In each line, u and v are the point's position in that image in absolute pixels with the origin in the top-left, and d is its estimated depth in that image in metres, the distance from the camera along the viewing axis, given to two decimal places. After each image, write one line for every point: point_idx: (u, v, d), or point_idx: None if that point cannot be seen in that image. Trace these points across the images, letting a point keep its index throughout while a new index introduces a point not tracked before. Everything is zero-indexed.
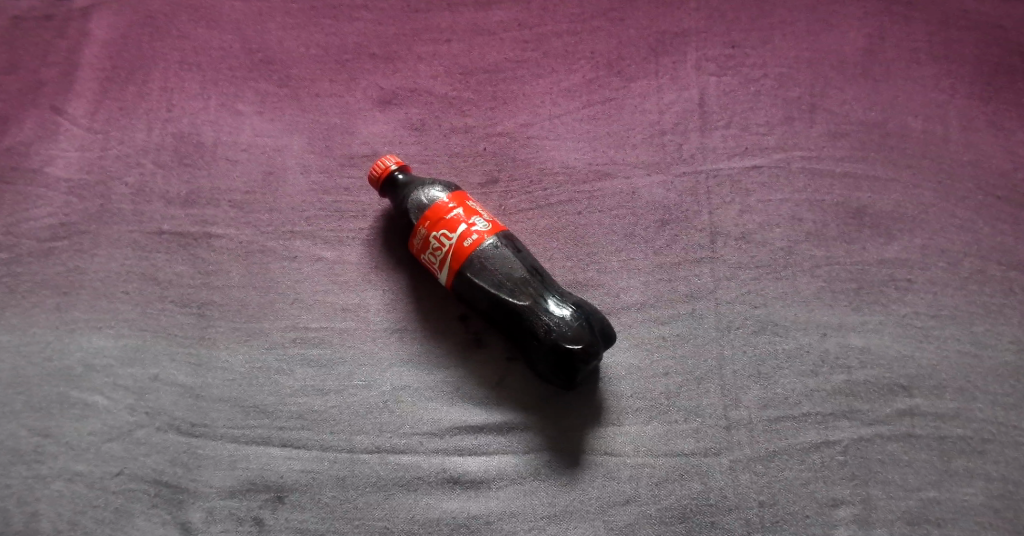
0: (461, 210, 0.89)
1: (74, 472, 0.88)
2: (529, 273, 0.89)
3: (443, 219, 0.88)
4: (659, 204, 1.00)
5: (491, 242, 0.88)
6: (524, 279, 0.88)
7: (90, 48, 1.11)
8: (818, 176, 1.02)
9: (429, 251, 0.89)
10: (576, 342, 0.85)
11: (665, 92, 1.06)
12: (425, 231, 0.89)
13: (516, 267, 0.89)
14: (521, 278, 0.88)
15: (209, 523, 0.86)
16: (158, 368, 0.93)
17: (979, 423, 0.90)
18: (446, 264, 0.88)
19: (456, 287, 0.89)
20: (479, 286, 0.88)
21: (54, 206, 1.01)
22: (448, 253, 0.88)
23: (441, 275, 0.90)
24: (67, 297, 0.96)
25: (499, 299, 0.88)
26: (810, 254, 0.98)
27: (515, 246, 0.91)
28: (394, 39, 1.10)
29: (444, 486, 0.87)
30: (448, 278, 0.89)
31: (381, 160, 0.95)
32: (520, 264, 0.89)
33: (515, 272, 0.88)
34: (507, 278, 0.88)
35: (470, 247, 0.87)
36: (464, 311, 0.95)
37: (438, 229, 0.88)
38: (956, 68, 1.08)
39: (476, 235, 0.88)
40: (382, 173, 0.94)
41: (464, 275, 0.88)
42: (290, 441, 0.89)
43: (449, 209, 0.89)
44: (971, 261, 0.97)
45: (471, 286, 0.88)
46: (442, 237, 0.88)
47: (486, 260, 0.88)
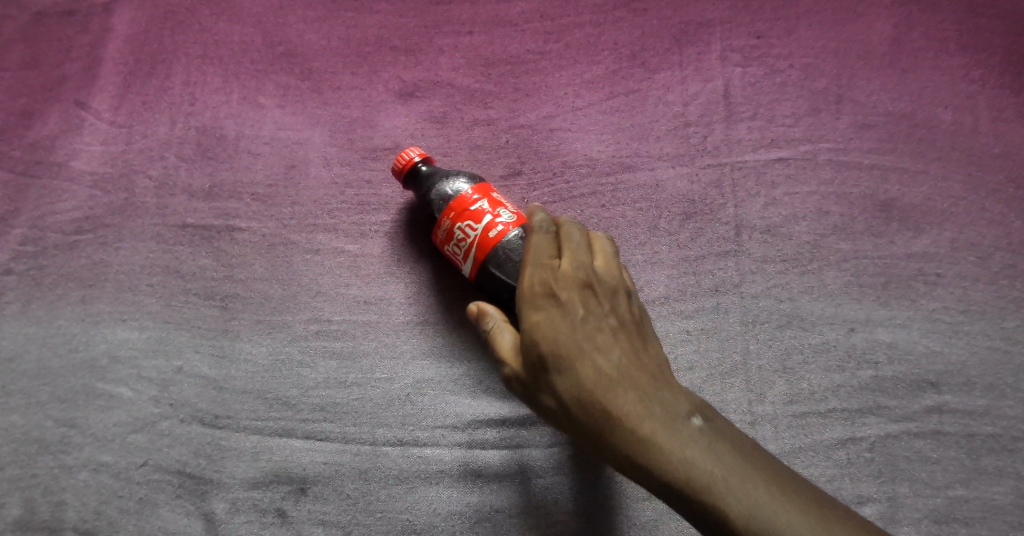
0: (486, 202, 0.88)
1: (99, 462, 0.89)
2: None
3: (468, 211, 0.87)
4: (683, 197, 0.99)
5: (514, 233, 0.86)
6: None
7: (112, 43, 1.12)
8: (845, 168, 1.00)
9: (453, 242, 0.89)
10: None
11: (689, 84, 1.05)
12: (449, 223, 0.88)
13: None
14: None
15: (233, 514, 0.86)
16: (182, 360, 0.93)
17: (1010, 421, 0.88)
18: (470, 256, 0.87)
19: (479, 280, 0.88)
20: (500, 278, 0.87)
21: (78, 199, 1.02)
22: (472, 245, 0.87)
23: (466, 267, 0.89)
24: (92, 290, 0.97)
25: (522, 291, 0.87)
26: (837, 247, 0.96)
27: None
28: (415, 31, 1.10)
29: (466, 480, 0.87)
30: (472, 270, 0.88)
31: (404, 151, 0.95)
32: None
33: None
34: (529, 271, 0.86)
35: (494, 239, 0.86)
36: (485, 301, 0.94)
37: (463, 221, 0.87)
38: (986, 58, 1.06)
39: (502, 226, 0.86)
40: (405, 165, 0.93)
41: (487, 267, 0.86)
42: (313, 433, 0.89)
43: (473, 201, 0.88)
44: (1001, 256, 0.95)
45: (493, 277, 0.87)
46: (466, 229, 0.87)
47: (510, 252, 0.86)
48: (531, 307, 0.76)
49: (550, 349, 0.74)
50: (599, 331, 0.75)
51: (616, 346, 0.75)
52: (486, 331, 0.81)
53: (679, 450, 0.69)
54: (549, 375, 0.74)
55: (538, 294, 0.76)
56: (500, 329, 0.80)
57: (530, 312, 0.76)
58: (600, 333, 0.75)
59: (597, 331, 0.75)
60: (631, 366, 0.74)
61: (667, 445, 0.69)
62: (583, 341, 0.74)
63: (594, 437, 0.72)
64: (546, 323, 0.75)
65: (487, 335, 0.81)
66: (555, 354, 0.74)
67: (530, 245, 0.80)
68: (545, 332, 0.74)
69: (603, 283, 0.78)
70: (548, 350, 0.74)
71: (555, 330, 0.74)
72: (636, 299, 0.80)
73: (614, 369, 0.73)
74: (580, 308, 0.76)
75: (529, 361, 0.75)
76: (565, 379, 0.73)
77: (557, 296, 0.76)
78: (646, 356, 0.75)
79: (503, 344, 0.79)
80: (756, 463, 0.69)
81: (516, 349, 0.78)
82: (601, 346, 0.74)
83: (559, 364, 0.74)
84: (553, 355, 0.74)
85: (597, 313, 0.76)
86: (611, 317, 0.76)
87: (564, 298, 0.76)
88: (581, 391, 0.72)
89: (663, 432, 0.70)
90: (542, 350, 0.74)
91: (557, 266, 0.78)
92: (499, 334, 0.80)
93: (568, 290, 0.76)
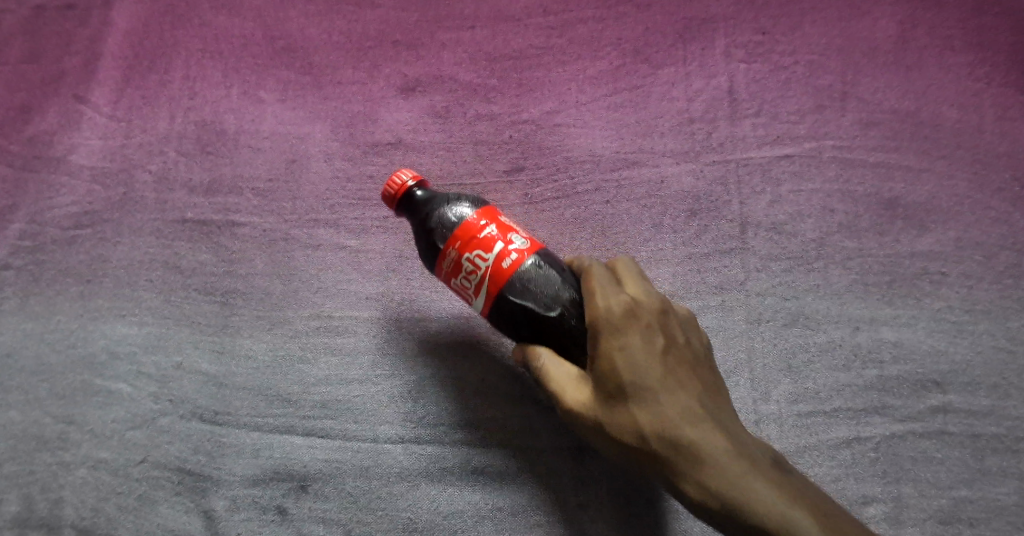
0: (494, 227, 0.79)
1: (98, 459, 0.88)
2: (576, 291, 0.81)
3: (478, 238, 0.78)
4: (687, 194, 0.98)
5: (530, 262, 0.79)
6: (571, 300, 0.80)
7: (112, 37, 1.11)
8: (850, 166, 1.00)
9: (462, 274, 0.79)
10: None
11: (693, 80, 1.04)
12: (456, 253, 0.79)
13: (561, 287, 0.80)
14: (569, 299, 0.80)
15: (233, 512, 0.85)
16: (181, 356, 0.92)
17: (1015, 421, 0.87)
18: (480, 288, 0.78)
19: (492, 312, 0.79)
20: (522, 307, 0.78)
21: (77, 194, 1.01)
22: (485, 276, 0.77)
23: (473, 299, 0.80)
24: (91, 285, 0.96)
25: (544, 323, 0.79)
26: (842, 246, 0.96)
27: (553, 263, 0.82)
28: (417, 25, 1.09)
29: (468, 478, 0.86)
30: (486, 303, 0.79)
31: (396, 175, 0.87)
32: (564, 284, 0.80)
33: (560, 291, 0.80)
34: (551, 299, 0.79)
35: (509, 268, 0.77)
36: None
37: (473, 250, 0.78)
38: (992, 55, 1.05)
39: (515, 254, 0.78)
40: (399, 192, 0.85)
41: (506, 298, 0.77)
42: (314, 430, 0.88)
43: (481, 227, 0.79)
44: (1006, 256, 0.95)
45: (512, 308, 0.78)
46: (476, 259, 0.78)
47: (529, 281, 0.78)
48: (608, 336, 0.75)
49: (629, 381, 0.73)
50: (673, 362, 0.75)
51: (688, 377, 0.75)
52: (543, 369, 0.78)
53: (761, 487, 0.69)
54: (626, 407, 0.73)
55: (612, 325, 0.75)
56: (560, 363, 0.77)
57: (607, 342, 0.75)
58: (674, 363, 0.75)
59: (671, 362, 0.75)
60: (704, 397, 0.74)
61: (749, 482, 0.69)
62: (660, 372, 0.74)
63: (672, 474, 0.71)
64: (623, 353, 0.74)
65: (545, 373, 0.77)
66: (634, 386, 0.73)
67: (593, 279, 0.79)
68: (623, 363, 0.74)
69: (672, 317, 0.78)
70: (628, 383, 0.73)
71: (632, 362, 0.74)
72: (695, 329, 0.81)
73: (690, 400, 0.73)
74: (655, 338, 0.75)
75: (603, 395, 0.74)
76: (644, 412, 0.73)
77: (632, 328, 0.75)
78: (711, 385, 0.76)
79: (565, 380, 0.77)
80: (830, 503, 0.70)
81: (584, 382, 0.76)
82: (675, 377, 0.74)
83: (639, 396, 0.73)
84: (632, 387, 0.73)
85: (669, 343, 0.76)
86: (682, 347, 0.77)
87: (640, 330, 0.75)
88: (661, 423, 0.72)
89: (746, 469, 0.70)
90: (621, 381, 0.73)
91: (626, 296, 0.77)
92: (558, 369, 0.77)
93: (642, 320, 0.76)
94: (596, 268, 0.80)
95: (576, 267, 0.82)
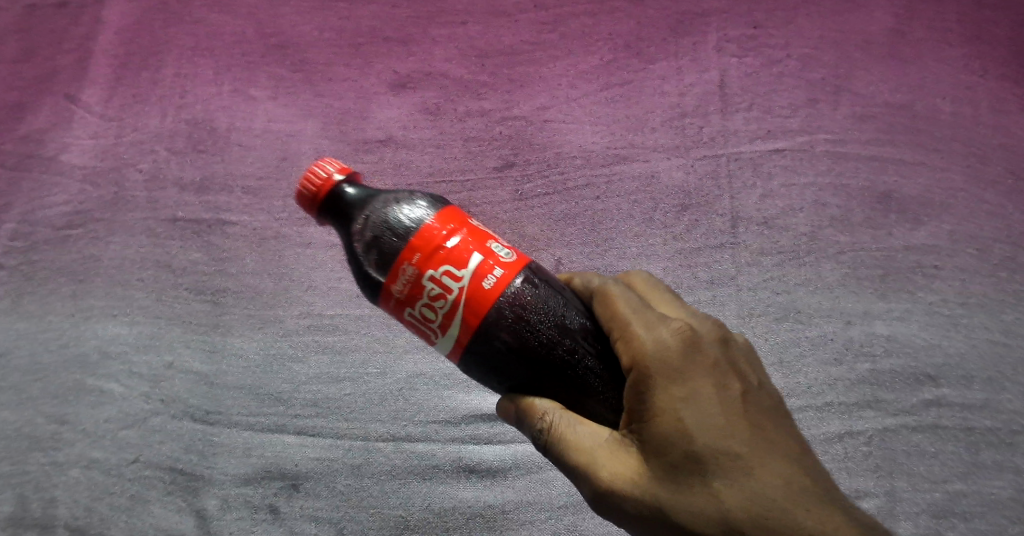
0: (462, 236, 0.58)
1: (91, 459, 0.88)
2: (586, 315, 0.62)
3: (444, 253, 0.57)
4: (679, 188, 0.98)
5: (519, 280, 0.58)
6: (581, 329, 0.61)
7: (103, 35, 1.10)
8: (843, 159, 0.99)
9: (423, 299, 0.57)
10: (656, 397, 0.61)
11: (685, 74, 1.04)
12: (414, 269, 0.57)
13: (564, 311, 0.61)
14: (577, 328, 0.61)
15: (224, 511, 0.85)
16: (173, 355, 0.92)
17: (1008, 415, 0.87)
18: (449, 322, 0.57)
19: (470, 355, 0.58)
20: (514, 340, 0.58)
21: (69, 193, 1.01)
22: (458, 300, 0.56)
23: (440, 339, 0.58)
24: (83, 284, 0.96)
25: (546, 363, 0.59)
26: (835, 240, 0.95)
27: (553, 283, 0.63)
28: (409, 21, 1.08)
29: (459, 475, 0.86)
30: (462, 336, 0.57)
31: (317, 166, 0.64)
32: (571, 307, 0.62)
33: (565, 318, 0.60)
34: (553, 329, 0.60)
35: (490, 288, 0.57)
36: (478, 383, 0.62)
37: (437, 269, 0.57)
38: (986, 48, 1.04)
39: (496, 270, 0.57)
40: (323, 191, 0.63)
41: (492, 334, 0.57)
42: (305, 429, 0.88)
43: (445, 236, 0.58)
44: (1000, 249, 0.95)
45: (501, 342, 0.57)
46: (443, 278, 0.57)
47: (521, 307, 0.58)
48: (659, 387, 0.56)
49: (699, 448, 0.54)
50: (750, 411, 0.57)
51: (772, 430, 0.57)
52: (557, 434, 0.58)
53: None
54: (697, 483, 0.54)
55: (665, 371, 0.56)
56: (579, 424, 0.58)
57: (659, 393, 0.56)
58: (753, 414, 0.57)
59: (748, 411, 0.57)
60: (795, 455, 0.56)
61: None
62: (738, 428, 0.55)
63: None
64: (685, 406, 0.55)
65: (559, 438, 0.58)
66: (706, 453, 0.54)
67: (624, 305, 0.60)
68: (688, 424, 0.55)
69: (734, 345, 0.60)
70: (698, 450, 0.54)
71: (699, 421, 0.55)
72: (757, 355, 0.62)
73: (780, 462, 0.56)
74: (724, 381, 0.57)
75: (665, 469, 0.55)
76: (724, 487, 0.54)
77: (691, 371, 0.57)
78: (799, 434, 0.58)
79: (591, 448, 0.57)
80: None
81: (626, 450, 0.56)
82: (756, 433, 0.56)
83: (715, 467, 0.54)
84: (704, 456, 0.54)
85: (742, 384, 0.58)
86: (756, 387, 0.58)
87: (702, 373, 0.57)
88: (748, 500, 0.54)
89: None
90: (687, 449, 0.55)
91: (676, 329, 0.58)
92: (579, 432, 0.57)
93: (702, 357, 0.57)
94: (618, 289, 0.61)
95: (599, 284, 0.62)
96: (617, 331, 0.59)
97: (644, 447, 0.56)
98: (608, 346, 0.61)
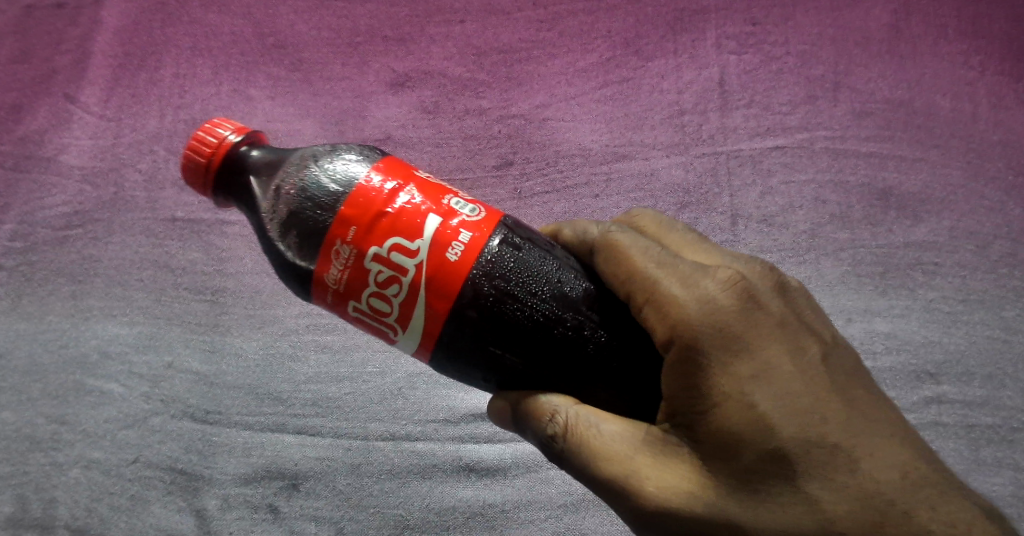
0: (406, 200, 0.54)
1: (91, 459, 0.88)
2: (587, 280, 0.58)
3: (387, 220, 0.53)
4: (678, 186, 0.98)
5: (496, 241, 0.54)
6: (582, 295, 0.56)
7: (101, 36, 1.09)
8: (842, 156, 0.99)
9: (377, 276, 0.53)
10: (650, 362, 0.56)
11: (684, 72, 1.04)
12: (361, 246, 0.53)
13: (554, 278, 0.56)
14: (579, 295, 0.56)
15: (224, 511, 0.85)
16: (172, 356, 0.92)
17: (1009, 411, 0.87)
18: (411, 303, 0.53)
19: (445, 338, 0.54)
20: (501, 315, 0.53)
21: (68, 194, 1.01)
22: (417, 272, 0.53)
23: (400, 324, 0.54)
24: (82, 285, 0.96)
25: (552, 341, 0.54)
26: (834, 237, 0.95)
27: (540, 244, 0.59)
28: (407, 21, 1.08)
29: (459, 474, 0.86)
30: (434, 312, 0.53)
31: (206, 129, 0.64)
32: (568, 273, 0.57)
33: (563, 286, 0.56)
34: (553, 300, 0.55)
35: (451, 254, 0.53)
36: (480, 376, 0.57)
37: (384, 242, 0.53)
38: (986, 44, 1.04)
39: (456, 231, 0.53)
40: (217, 153, 0.63)
41: (471, 309, 0.53)
42: (304, 428, 0.88)
43: (388, 204, 0.54)
44: (1000, 245, 0.95)
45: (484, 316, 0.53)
46: (395, 251, 0.53)
47: (503, 276, 0.54)
48: (718, 368, 0.50)
49: (780, 437, 0.49)
50: (821, 382, 0.51)
51: (849, 396, 0.52)
52: (579, 437, 0.52)
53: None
54: (785, 480, 0.49)
55: (720, 347, 0.50)
56: (605, 423, 0.52)
57: (718, 375, 0.50)
58: (825, 384, 0.51)
59: (820, 383, 0.51)
60: (881, 423, 0.51)
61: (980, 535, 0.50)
62: (817, 407, 0.50)
63: None
64: (751, 387, 0.50)
65: (582, 442, 0.52)
66: (788, 442, 0.49)
67: (656, 270, 0.53)
68: (762, 412, 0.49)
69: (782, 299, 0.54)
70: (779, 440, 0.49)
71: (772, 404, 0.50)
72: (812, 301, 0.57)
73: (872, 436, 0.51)
74: (786, 350, 0.51)
75: (744, 468, 0.49)
76: (814, 480, 0.49)
77: (748, 344, 0.51)
78: (878, 393, 0.53)
79: (622, 451, 0.51)
80: None
81: (668, 451, 0.51)
82: (836, 407, 0.51)
83: (803, 459, 0.49)
84: (788, 449, 0.49)
85: (805, 349, 0.52)
86: (819, 348, 0.53)
87: (762, 345, 0.51)
88: (844, 491, 0.49)
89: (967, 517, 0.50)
90: (766, 445, 0.49)
91: (720, 292, 0.52)
92: (611, 436, 0.52)
93: (756, 324, 0.51)
94: (638, 249, 0.55)
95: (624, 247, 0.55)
96: (653, 301, 0.53)
97: (711, 442, 0.50)
98: (613, 313, 0.57)
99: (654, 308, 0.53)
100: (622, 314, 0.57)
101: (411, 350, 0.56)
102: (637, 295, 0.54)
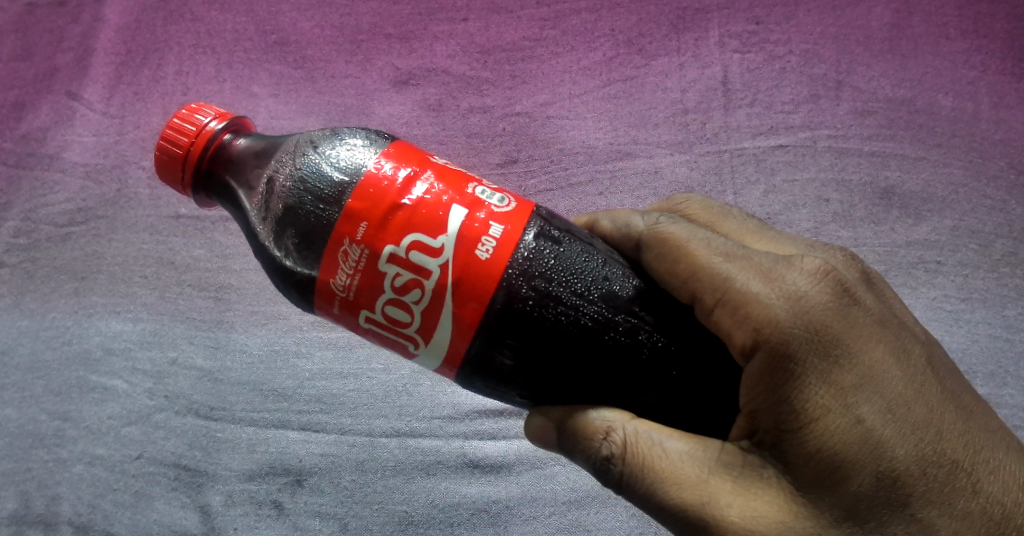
0: (426, 192, 0.54)
1: (94, 455, 0.88)
2: (635, 278, 0.58)
3: (403, 214, 0.53)
4: (682, 184, 0.98)
5: (531, 235, 0.54)
6: (632, 296, 0.56)
7: (104, 33, 1.09)
8: (846, 155, 0.99)
9: (393, 276, 0.53)
10: (683, 363, 0.55)
11: (687, 70, 1.04)
12: (377, 243, 0.52)
13: (600, 278, 0.56)
14: (628, 296, 0.56)
15: (229, 506, 0.85)
16: (176, 352, 0.92)
17: (1010, 409, 0.88)
18: (435, 305, 0.52)
19: (476, 345, 0.53)
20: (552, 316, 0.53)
21: (71, 191, 1.01)
22: (440, 269, 0.52)
23: (421, 330, 0.54)
24: (85, 282, 0.96)
25: (603, 347, 0.54)
26: (836, 235, 0.95)
27: (580, 237, 0.59)
28: (410, 18, 1.08)
29: (463, 470, 0.86)
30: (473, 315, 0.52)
31: (186, 116, 0.64)
32: (616, 271, 0.57)
33: (611, 285, 0.56)
34: (601, 301, 0.55)
35: (477, 249, 0.52)
36: (523, 390, 0.57)
37: (402, 239, 0.52)
38: (987, 43, 1.04)
39: (480, 226, 0.53)
40: (196, 140, 0.63)
41: (517, 310, 0.52)
42: (310, 424, 0.88)
43: (405, 196, 0.53)
44: (1002, 243, 0.95)
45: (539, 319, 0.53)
46: (414, 247, 0.52)
47: (550, 277, 0.54)
48: (816, 378, 0.50)
49: (893, 456, 0.49)
50: (927, 392, 0.51)
51: (957, 408, 0.52)
52: (642, 457, 0.52)
53: None
54: (900, 507, 0.48)
55: (816, 354, 0.50)
56: (668, 441, 0.52)
57: (816, 384, 0.49)
58: (931, 393, 0.51)
59: (926, 391, 0.51)
60: (991, 436, 0.52)
61: None
62: (925, 422, 0.50)
63: None
64: (852, 397, 0.49)
65: (646, 461, 0.51)
66: (901, 462, 0.49)
67: (732, 268, 0.52)
68: (869, 430, 0.49)
69: (869, 294, 0.54)
70: (893, 461, 0.48)
71: (879, 417, 0.49)
72: (891, 295, 0.59)
73: (981, 448, 0.51)
74: (884, 353, 0.51)
75: (855, 495, 0.48)
76: (931, 504, 0.49)
77: (846, 348, 0.50)
78: (973, 398, 0.55)
79: (692, 470, 0.51)
80: None
81: (740, 476, 0.50)
82: (948, 421, 0.51)
83: (920, 481, 0.49)
84: (902, 469, 0.49)
85: (903, 353, 0.52)
86: (917, 352, 0.53)
87: (859, 350, 0.50)
88: (964, 515, 0.49)
89: None
90: (878, 468, 0.48)
91: (808, 288, 0.51)
92: (675, 457, 0.51)
93: (851, 326, 0.51)
94: (701, 246, 0.54)
95: (693, 249, 0.54)
96: (730, 303, 0.51)
97: (810, 465, 0.49)
98: (665, 314, 0.56)
99: (731, 311, 0.51)
100: (676, 316, 0.57)
101: (435, 363, 0.56)
102: (708, 296, 0.53)
